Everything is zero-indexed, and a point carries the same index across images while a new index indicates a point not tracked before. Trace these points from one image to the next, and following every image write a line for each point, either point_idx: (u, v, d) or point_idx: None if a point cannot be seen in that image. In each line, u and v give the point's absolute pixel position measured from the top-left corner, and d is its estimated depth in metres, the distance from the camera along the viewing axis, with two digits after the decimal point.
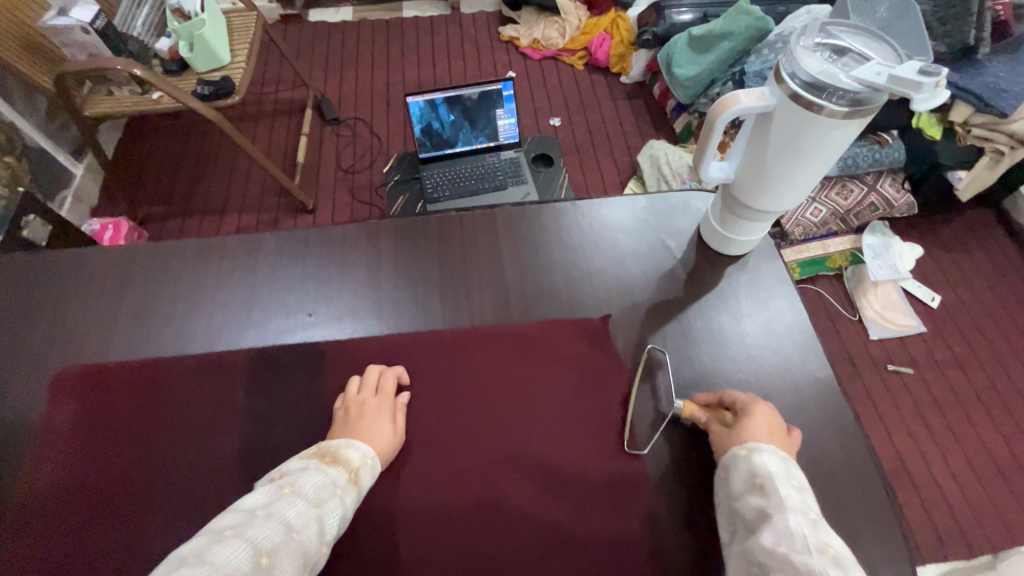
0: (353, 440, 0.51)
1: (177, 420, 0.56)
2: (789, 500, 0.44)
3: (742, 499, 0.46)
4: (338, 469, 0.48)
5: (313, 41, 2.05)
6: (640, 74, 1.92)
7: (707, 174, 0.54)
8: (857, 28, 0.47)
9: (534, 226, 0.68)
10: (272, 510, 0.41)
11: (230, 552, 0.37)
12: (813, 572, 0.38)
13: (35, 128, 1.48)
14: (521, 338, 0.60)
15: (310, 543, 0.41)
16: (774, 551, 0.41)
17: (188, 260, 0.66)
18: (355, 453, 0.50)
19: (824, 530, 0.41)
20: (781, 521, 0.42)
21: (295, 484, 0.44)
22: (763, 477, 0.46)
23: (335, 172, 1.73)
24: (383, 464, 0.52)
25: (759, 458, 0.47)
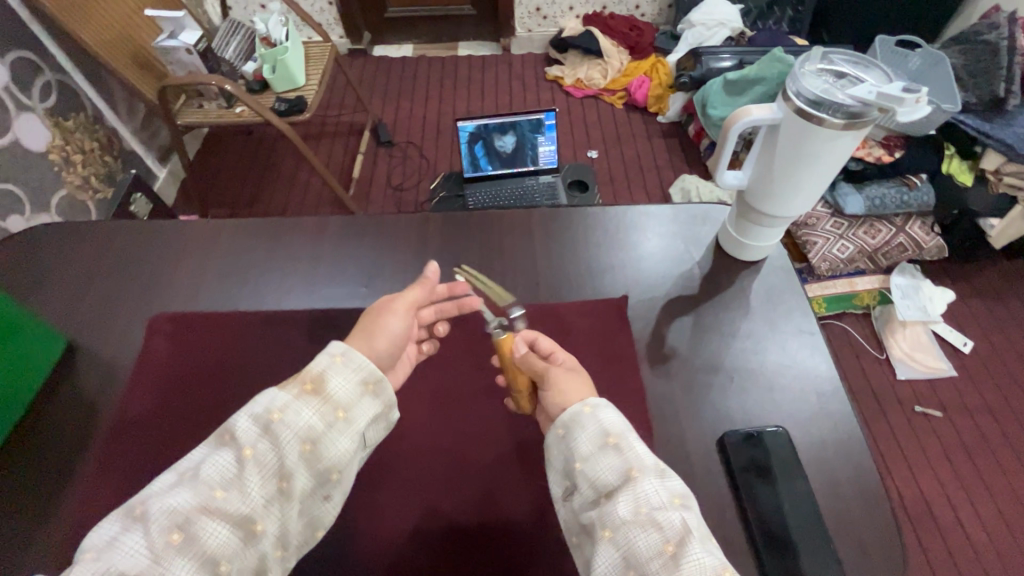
0: (327, 347, 0.48)
1: (250, 363, 0.65)
2: (641, 458, 0.43)
3: (595, 462, 0.43)
4: (290, 388, 0.44)
5: (375, 72, 2.26)
6: (677, 115, 2.02)
7: (723, 181, 0.61)
8: (853, 57, 0.56)
9: (567, 225, 0.76)
10: (197, 468, 0.40)
11: (134, 544, 0.36)
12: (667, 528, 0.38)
13: (130, 133, 1.69)
14: (548, 317, 0.66)
15: (250, 489, 0.40)
16: (635, 517, 0.39)
17: (265, 236, 0.77)
18: (316, 359, 0.46)
19: (672, 479, 0.42)
20: (639, 483, 0.41)
21: (230, 427, 0.41)
22: (614, 435, 0.44)
23: (385, 188, 1.87)
24: (359, 360, 0.47)
25: (603, 416, 0.45)
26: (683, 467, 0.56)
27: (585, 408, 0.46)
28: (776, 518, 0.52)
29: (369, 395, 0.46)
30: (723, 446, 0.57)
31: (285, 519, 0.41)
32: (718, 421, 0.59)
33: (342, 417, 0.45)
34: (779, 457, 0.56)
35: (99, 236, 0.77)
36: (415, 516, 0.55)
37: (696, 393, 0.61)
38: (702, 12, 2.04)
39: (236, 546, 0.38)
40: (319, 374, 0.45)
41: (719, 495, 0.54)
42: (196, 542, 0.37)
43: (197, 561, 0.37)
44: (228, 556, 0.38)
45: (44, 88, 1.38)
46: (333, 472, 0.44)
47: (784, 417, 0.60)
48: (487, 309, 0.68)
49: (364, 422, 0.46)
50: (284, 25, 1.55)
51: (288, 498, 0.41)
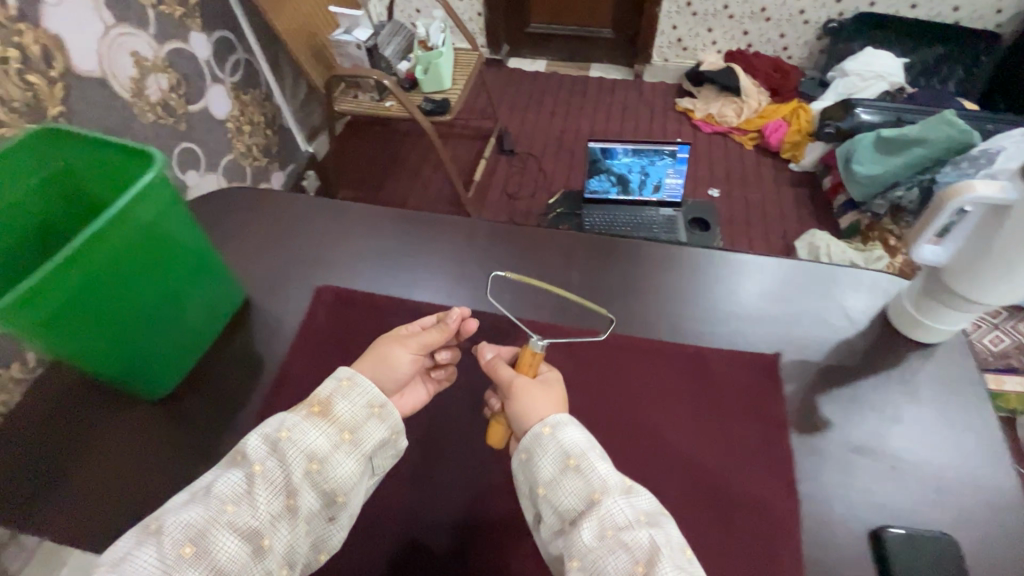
0: (335, 373, 0.57)
1: None
2: (602, 479, 0.49)
3: (557, 483, 0.50)
4: (300, 412, 0.53)
5: (507, 83, 2.33)
6: (812, 164, 1.92)
7: (919, 253, 0.58)
8: None
9: (713, 269, 0.74)
10: (210, 486, 0.48)
11: (148, 557, 0.43)
12: (636, 541, 0.45)
13: (291, 112, 1.87)
14: (691, 359, 0.64)
15: (259, 503, 0.47)
16: (596, 545, 0.46)
17: (422, 229, 0.81)
18: (326, 384, 0.55)
19: (637, 497, 0.49)
20: (603, 504, 0.48)
21: (241, 448, 0.50)
22: (575, 456, 0.51)
23: (501, 195, 1.93)
24: (364, 384, 0.55)
25: (564, 433, 0.52)
26: (827, 551, 0.52)
27: (545, 429, 0.53)
28: None
29: (376, 417, 0.55)
30: (877, 538, 0.52)
31: (292, 533, 0.48)
32: (873, 512, 0.54)
33: (348, 438, 0.53)
34: (942, 568, 0.50)
35: (279, 206, 0.85)
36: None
37: (847, 474, 0.56)
38: (859, 61, 1.92)
39: (245, 557, 0.45)
40: (328, 398, 0.54)
41: None
42: (207, 553, 0.44)
43: (209, 569, 0.44)
44: (236, 567, 0.45)
45: (234, 64, 1.56)
46: (337, 491, 0.51)
47: (952, 524, 0.54)
48: (632, 339, 0.67)
49: (370, 443, 0.54)
50: (443, 32, 1.66)
51: (294, 513, 0.49)
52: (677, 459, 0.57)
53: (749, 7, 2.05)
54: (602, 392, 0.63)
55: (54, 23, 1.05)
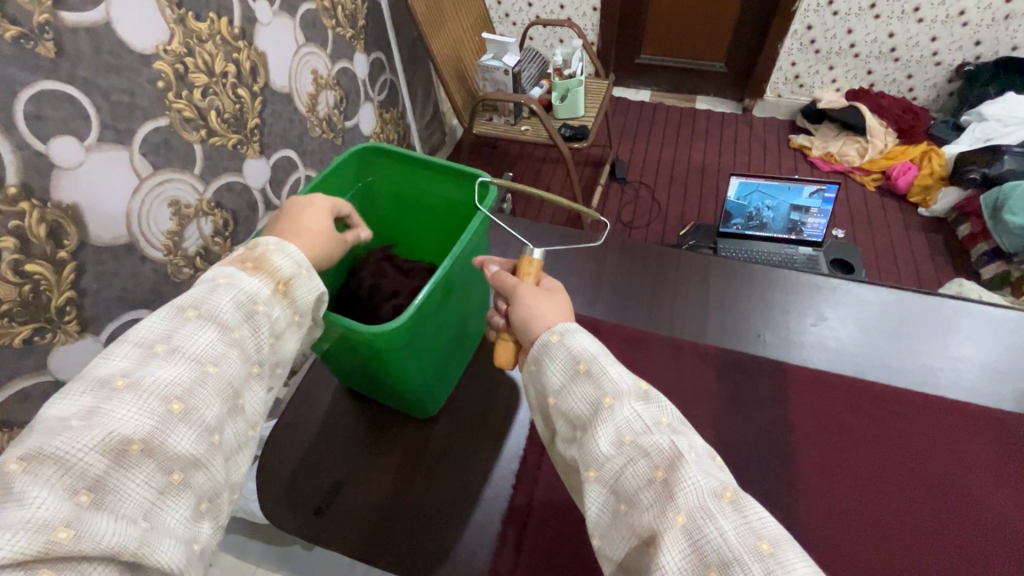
0: (293, 250, 0.50)
1: (659, 380, 0.66)
2: (614, 382, 0.43)
3: (568, 391, 0.45)
4: (264, 282, 0.47)
5: (615, 111, 2.35)
6: (944, 210, 1.84)
7: None
8: None
9: (976, 326, 0.71)
10: (176, 344, 0.41)
11: (130, 413, 0.37)
12: (655, 447, 0.39)
13: (416, 131, 1.91)
14: (984, 421, 0.61)
15: (236, 367, 0.43)
16: (609, 454, 0.40)
17: (646, 259, 0.81)
18: (285, 263, 0.49)
19: (656, 404, 0.43)
20: (617, 410, 0.42)
21: (202, 309, 0.44)
22: (585, 361, 0.45)
23: (615, 222, 1.93)
24: (320, 278, 0.51)
25: (573, 341, 0.47)
26: None
27: (553, 336, 0.47)
28: None
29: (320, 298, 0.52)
30: None
31: (258, 395, 0.46)
32: None
33: (297, 318, 0.50)
34: None
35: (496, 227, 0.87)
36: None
37: None
38: (1001, 106, 1.83)
39: (223, 417, 0.42)
40: (262, 254, 0.49)
41: None
42: (195, 414, 0.39)
43: (196, 428, 0.39)
44: (219, 427, 0.41)
45: (381, 84, 1.61)
46: (281, 362, 0.49)
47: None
48: (910, 392, 0.64)
49: (310, 320, 0.52)
50: (581, 61, 1.69)
51: (260, 377, 0.46)
52: (997, 527, 0.54)
53: (878, 47, 2.02)
54: (897, 447, 0.59)
55: (263, 41, 0.99)
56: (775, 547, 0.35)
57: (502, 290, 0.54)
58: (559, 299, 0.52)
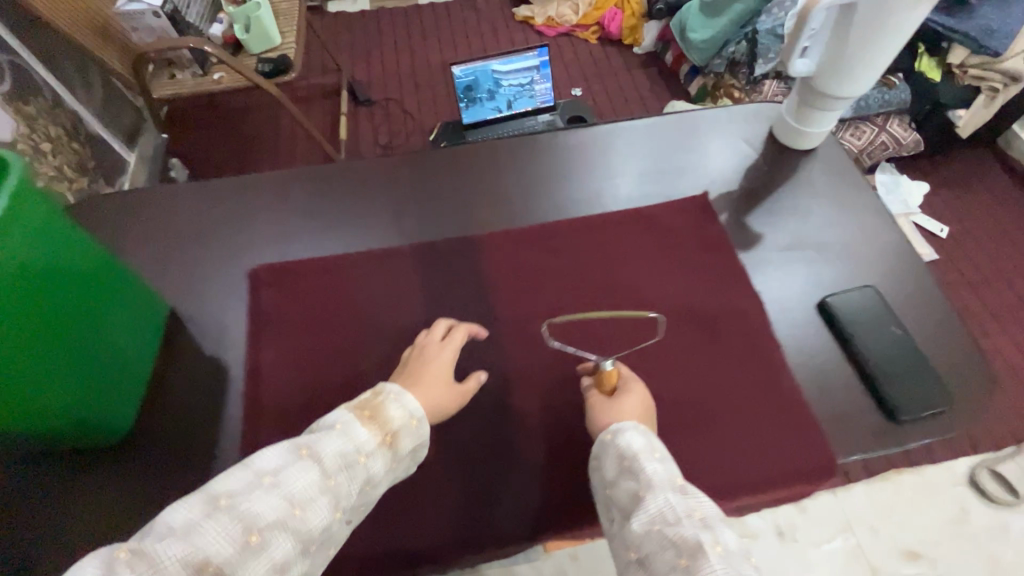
0: (409, 403, 0.51)
1: (360, 300, 0.64)
2: (651, 476, 0.48)
3: (615, 484, 0.49)
4: (373, 433, 0.48)
5: (336, 30, 2.13)
6: (652, 44, 2.04)
7: (792, 69, 0.65)
8: None
9: (630, 134, 0.79)
10: (279, 477, 0.42)
11: (215, 532, 0.38)
12: (683, 538, 0.43)
13: (94, 116, 1.53)
14: (672, 240, 0.68)
15: (324, 513, 0.43)
16: (646, 534, 0.45)
17: (329, 178, 0.75)
18: (397, 414, 0.49)
19: (690, 496, 0.47)
20: (652, 500, 0.46)
21: (313, 446, 0.45)
22: (629, 458, 0.49)
23: (374, 148, 1.82)
24: (425, 429, 0.51)
25: (624, 439, 0.51)
26: (793, 333, 0.62)
27: (607, 436, 0.52)
28: (874, 356, 0.59)
29: (412, 430, 0.50)
30: (824, 308, 0.63)
31: (330, 540, 0.44)
32: (816, 291, 0.64)
33: (387, 444, 0.48)
34: (868, 309, 0.62)
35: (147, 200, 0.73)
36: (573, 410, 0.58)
37: (788, 271, 0.66)
38: None
39: (296, 558, 0.41)
40: (377, 404, 0.50)
41: (828, 348, 0.61)
42: (266, 550, 0.39)
43: (267, 566, 0.39)
44: (286, 568, 0.40)
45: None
46: (362, 507, 0.48)
47: (879, 279, 0.65)
48: (581, 217, 0.71)
49: (402, 469, 0.51)
50: None
51: (336, 529, 0.44)
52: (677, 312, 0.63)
53: None
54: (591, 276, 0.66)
55: None
56: (694, 561, 0.42)
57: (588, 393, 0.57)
58: (639, 405, 0.54)
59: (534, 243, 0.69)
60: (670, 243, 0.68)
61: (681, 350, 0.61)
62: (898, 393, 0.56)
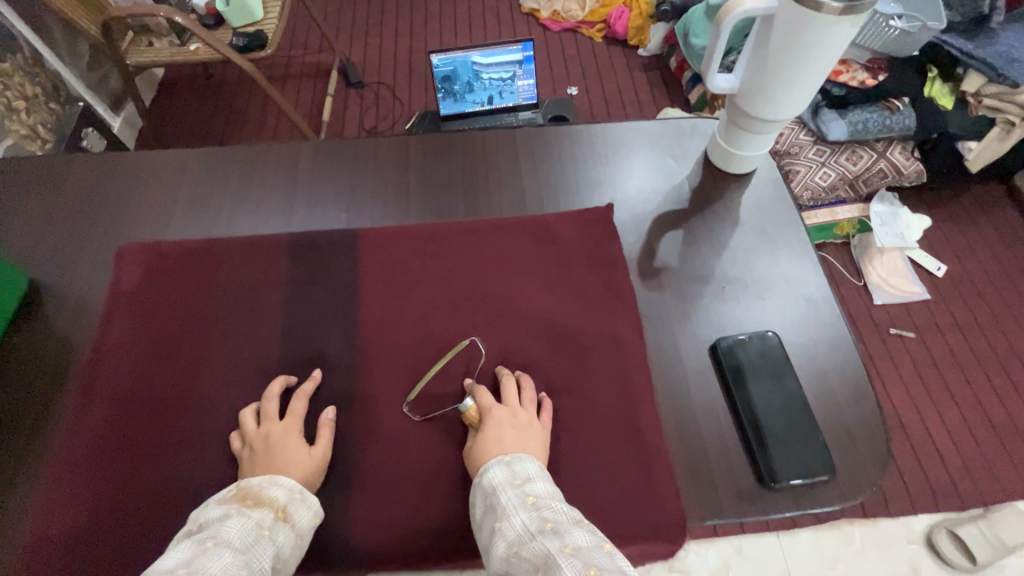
0: (284, 480, 0.50)
1: (224, 284, 0.64)
2: (508, 504, 0.46)
3: (480, 525, 0.46)
4: (266, 512, 0.47)
5: (338, 10, 2.10)
6: (657, 46, 1.95)
7: (712, 85, 0.59)
8: None
9: (552, 142, 0.75)
10: (192, 568, 0.40)
11: None
12: (539, 552, 0.40)
13: (78, 78, 1.53)
14: (569, 262, 0.64)
15: None
16: (509, 559, 0.42)
17: (233, 165, 0.75)
18: (281, 491, 0.49)
19: (545, 509, 0.44)
20: (508, 527, 0.44)
21: (211, 540, 0.43)
22: (490, 493, 0.47)
23: (358, 132, 1.79)
24: (314, 496, 0.51)
25: (489, 475, 0.48)
26: (676, 374, 0.58)
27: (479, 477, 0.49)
28: (758, 409, 0.54)
29: (300, 502, 0.49)
30: (716, 350, 0.59)
31: None
32: (712, 333, 0.60)
33: (284, 517, 0.48)
34: (766, 357, 0.57)
35: (55, 175, 0.74)
36: (428, 427, 0.56)
37: (689, 307, 0.62)
38: None
39: None
40: (252, 490, 0.48)
41: (712, 395, 0.57)
42: None
43: None
44: None
45: None
46: None
47: (789, 321, 0.61)
48: (473, 222, 0.68)
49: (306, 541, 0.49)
50: None
51: None
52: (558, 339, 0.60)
53: None
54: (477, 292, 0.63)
55: None
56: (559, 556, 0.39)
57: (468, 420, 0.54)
58: (519, 429, 0.51)
59: (427, 253, 0.66)
60: (567, 266, 0.64)
61: (548, 376, 0.58)
62: (771, 453, 0.52)
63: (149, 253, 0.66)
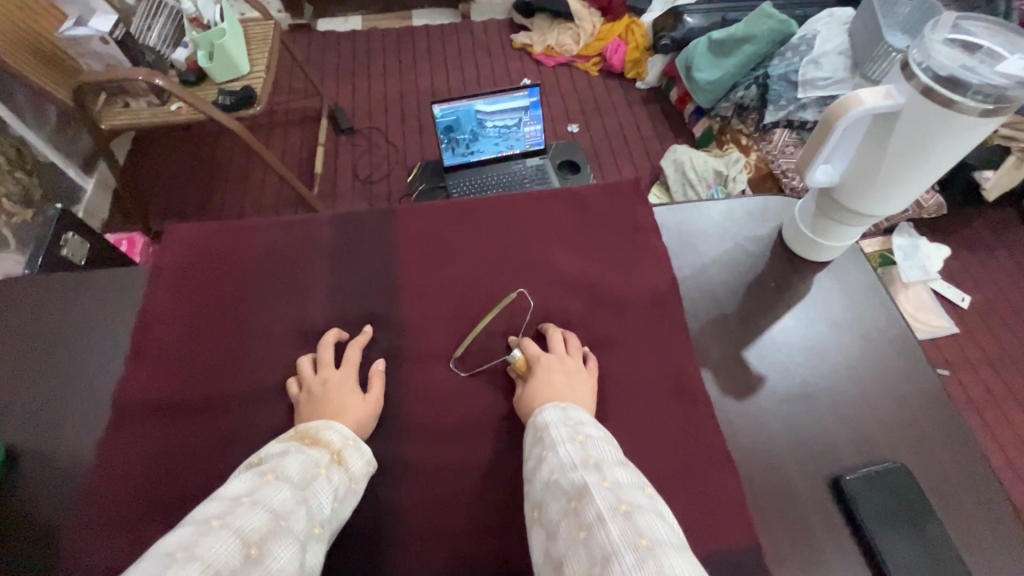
0: (338, 425, 0.50)
1: (266, 286, 0.63)
2: (563, 439, 0.46)
3: (529, 451, 0.48)
4: (321, 451, 0.47)
5: (322, 52, 2.02)
6: (656, 79, 1.91)
7: (810, 177, 0.55)
8: (993, 28, 0.52)
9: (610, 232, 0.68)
10: (256, 495, 0.40)
11: (218, 545, 0.35)
12: (574, 484, 0.41)
13: (45, 142, 1.40)
14: (656, 383, 0.58)
15: (300, 523, 0.40)
16: (551, 482, 0.43)
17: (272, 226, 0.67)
18: (335, 435, 0.49)
19: (593, 446, 0.45)
20: (556, 455, 0.45)
21: (277, 469, 0.43)
22: (543, 431, 0.48)
23: (352, 182, 1.69)
24: (366, 447, 0.50)
25: (544, 416, 0.49)
26: (799, 518, 0.52)
27: (534, 415, 0.50)
28: (898, 563, 0.49)
29: (353, 447, 0.49)
30: (838, 485, 0.53)
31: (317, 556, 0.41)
32: (828, 461, 0.55)
33: (338, 461, 0.47)
34: (898, 493, 0.52)
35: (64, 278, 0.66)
36: None
37: (797, 431, 0.56)
38: None
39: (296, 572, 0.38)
40: (310, 429, 0.49)
41: (839, 540, 0.51)
42: (269, 560, 0.37)
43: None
44: None
45: None
46: (336, 526, 0.45)
47: (901, 445, 0.56)
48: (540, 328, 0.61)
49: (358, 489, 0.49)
50: (216, 2, 1.34)
51: (318, 544, 0.42)
52: (658, 489, 0.52)
53: None
54: None
55: None
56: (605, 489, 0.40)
57: (519, 369, 0.56)
58: (570, 375, 0.54)
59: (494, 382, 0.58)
60: (654, 389, 0.57)
61: None
62: None
63: (185, 247, 0.65)
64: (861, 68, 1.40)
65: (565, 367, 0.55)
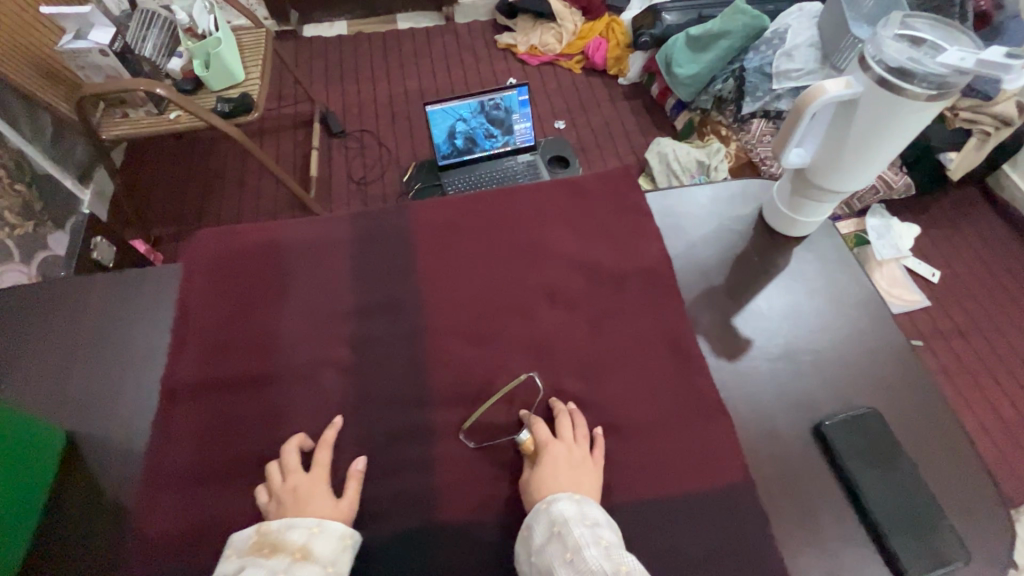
0: (297, 521, 0.52)
1: (294, 283, 0.68)
2: (580, 539, 0.49)
3: (542, 550, 0.49)
4: (282, 558, 0.50)
5: (310, 58, 2.05)
6: (637, 75, 1.98)
7: (785, 160, 0.62)
8: (933, 24, 0.59)
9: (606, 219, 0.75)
10: None
11: None
12: None
13: (40, 153, 1.37)
14: (654, 352, 0.64)
15: None
16: None
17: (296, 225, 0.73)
18: (296, 534, 0.51)
19: (616, 553, 0.48)
20: (581, 559, 0.47)
21: None
22: (559, 525, 0.50)
23: (347, 184, 1.73)
24: (336, 527, 0.52)
25: (556, 507, 0.51)
26: (787, 464, 0.58)
27: (542, 504, 0.52)
28: (876, 497, 0.56)
29: (319, 534, 0.51)
30: (820, 433, 0.60)
31: None
32: (810, 413, 0.62)
33: (299, 556, 0.50)
34: (874, 437, 0.59)
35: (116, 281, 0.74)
36: None
37: (783, 388, 0.63)
38: None
39: None
40: (273, 531, 0.51)
41: (822, 481, 0.58)
42: None
43: None
44: None
45: None
46: None
47: (876, 399, 0.63)
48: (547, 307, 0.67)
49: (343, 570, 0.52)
50: (210, 12, 1.38)
51: None
52: (661, 443, 0.58)
53: None
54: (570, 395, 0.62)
55: None
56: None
57: (527, 452, 0.57)
58: (574, 466, 0.55)
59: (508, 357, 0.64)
60: (653, 357, 0.63)
61: (661, 481, 0.56)
62: (896, 542, 0.54)
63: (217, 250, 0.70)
64: (830, 59, 1.48)
65: (572, 457, 0.55)
